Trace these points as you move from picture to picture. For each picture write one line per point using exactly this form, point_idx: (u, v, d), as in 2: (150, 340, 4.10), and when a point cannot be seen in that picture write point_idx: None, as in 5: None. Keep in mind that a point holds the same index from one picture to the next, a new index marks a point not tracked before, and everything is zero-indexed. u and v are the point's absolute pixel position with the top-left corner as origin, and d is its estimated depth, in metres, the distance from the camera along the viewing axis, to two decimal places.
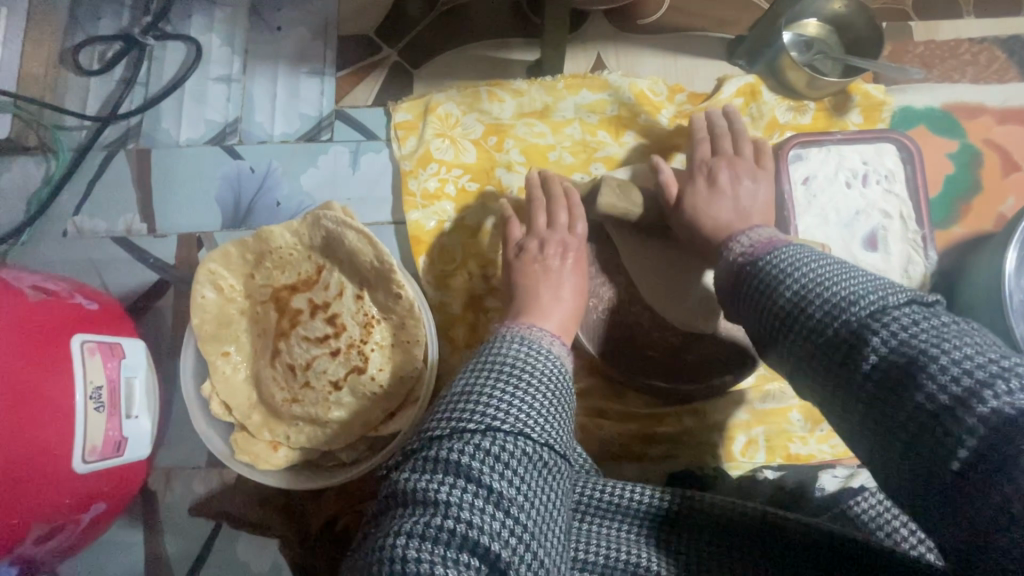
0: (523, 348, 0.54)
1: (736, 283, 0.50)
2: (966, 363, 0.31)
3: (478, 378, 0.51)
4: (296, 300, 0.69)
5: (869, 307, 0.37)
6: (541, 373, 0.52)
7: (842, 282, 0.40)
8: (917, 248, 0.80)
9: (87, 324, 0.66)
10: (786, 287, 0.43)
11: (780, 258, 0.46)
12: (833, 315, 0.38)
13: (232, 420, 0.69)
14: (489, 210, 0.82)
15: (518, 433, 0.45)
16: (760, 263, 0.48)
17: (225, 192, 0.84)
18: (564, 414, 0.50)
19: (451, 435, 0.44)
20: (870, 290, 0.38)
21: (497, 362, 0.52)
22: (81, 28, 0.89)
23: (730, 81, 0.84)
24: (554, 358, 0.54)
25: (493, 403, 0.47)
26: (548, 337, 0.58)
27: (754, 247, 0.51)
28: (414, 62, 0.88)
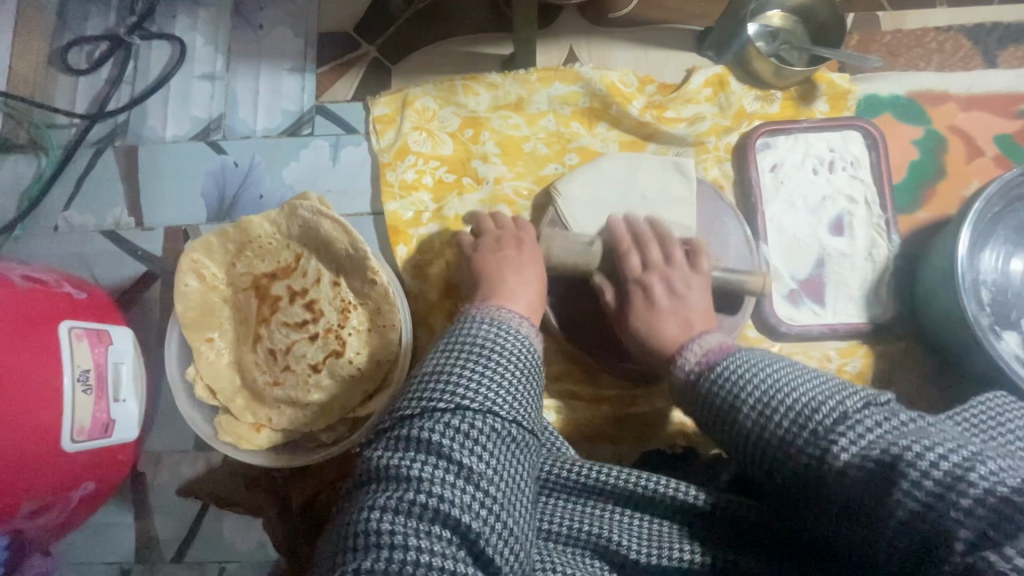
0: (492, 328, 0.56)
1: (692, 396, 0.56)
2: (933, 454, 0.37)
3: (444, 357, 0.53)
4: (276, 288, 0.71)
5: (832, 415, 0.43)
6: (507, 353, 0.53)
7: (799, 391, 0.47)
8: (881, 232, 0.83)
9: (75, 312, 0.69)
10: (743, 410, 0.50)
11: (734, 368, 0.53)
12: (797, 429, 0.44)
13: (217, 403, 0.72)
14: (465, 200, 0.85)
15: (486, 411, 0.47)
16: (715, 373, 0.55)
17: (210, 186, 0.86)
18: (527, 389, 0.52)
19: (421, 414, 0.47)
20: (826, 397, 0.45)
21: (465, 343, 0.54)
22: (70, 29, 0.92)
23: (698, 72, 0.86)
24: (522, 338, 0.56)
25: (459, 383, 0.49)
26: (518, 318, 0.59)
27: (705, 357, 0.58)
28: (393, 58, 0.90)
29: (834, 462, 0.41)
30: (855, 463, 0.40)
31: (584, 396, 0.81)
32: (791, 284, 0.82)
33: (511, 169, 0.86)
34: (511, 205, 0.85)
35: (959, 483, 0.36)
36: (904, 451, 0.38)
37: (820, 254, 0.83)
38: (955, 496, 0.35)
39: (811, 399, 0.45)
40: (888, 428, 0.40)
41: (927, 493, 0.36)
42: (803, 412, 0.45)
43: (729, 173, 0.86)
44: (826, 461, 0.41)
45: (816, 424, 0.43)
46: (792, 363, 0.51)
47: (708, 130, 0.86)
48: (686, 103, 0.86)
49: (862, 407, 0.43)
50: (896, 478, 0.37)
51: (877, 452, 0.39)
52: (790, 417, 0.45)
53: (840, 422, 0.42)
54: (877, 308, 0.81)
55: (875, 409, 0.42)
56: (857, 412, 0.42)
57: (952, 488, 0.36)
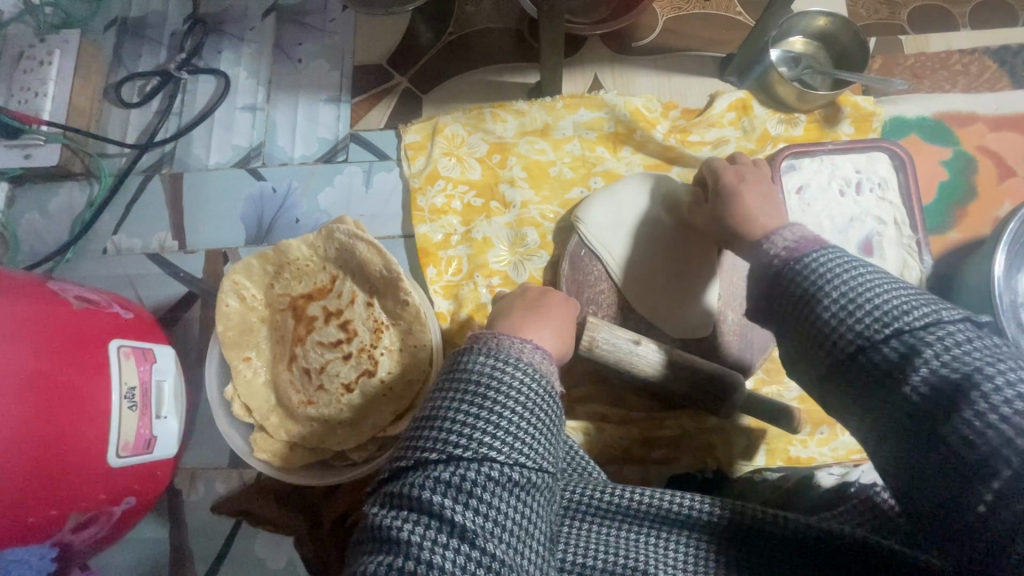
0: (490, 359, 0.49)
1: (775, 285, 0.49)
2: (1008, 390, 0.35)
3: (442, 395, 0.48)
4: (312, 308, 0.74)
5: (922, 320, 0.40)
6: (508, 389, 0.47)
7: (892, 293, 0.42)
8: (912, 253, 0.82)
9: (122, 330, 0.72)
10: (825, 299, 0.44)
11: (823, 259, 0.47)
12: (879, 326, 0.41)
13: (253, 421, 0.74)
14: (493, 222, 0.87)
15: (481, 460, 0.44)
16: (805, 261, 0.48)
17: (249, 210, 0.90)
18: (534, 424, 0.47)
19: (414, 468, 0.45)
20: (920, 305, 0.41)
21: (464, 380, 0.48)
22: (123, 65, 0.99)
23: (722, 97, 0.88)
24: (525, 367, 0.49)
25: (453, 428, 0.45)
26: (519, 343, 0.51)
27: (796, 244, 0.50)
28: (424, 87, 0.94)
29: (912, 376, 0.38)
30: (929, 382, 0.38)
31: (612, 417, 0.81)
32: None
33: (537, 193, 0.88)
34: (537, 228, 0.87)
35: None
36: (983, 382, 0.36)
37: None
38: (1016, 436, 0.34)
39: (904, 303, 0.41)
40: (982, 346, 0.38)
41: (985, 425, 0.35)
42: (893, 312, 0.41)
43: None
44: (904, 372, 0.39)
45: (904, 325, 0.40)
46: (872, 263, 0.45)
47: (733, 153, 0.87)
48: (710, 127, 0.88)
49: (958, 321, 0.39)
50: (962, 406, 0.36)
51: (957, 376, 0.37)
52: (880, 316, 0.41)
53: (930, 326, 0.39)
54: None
55: (971, 328, 0.39)
56: (951, 324, 0.39)
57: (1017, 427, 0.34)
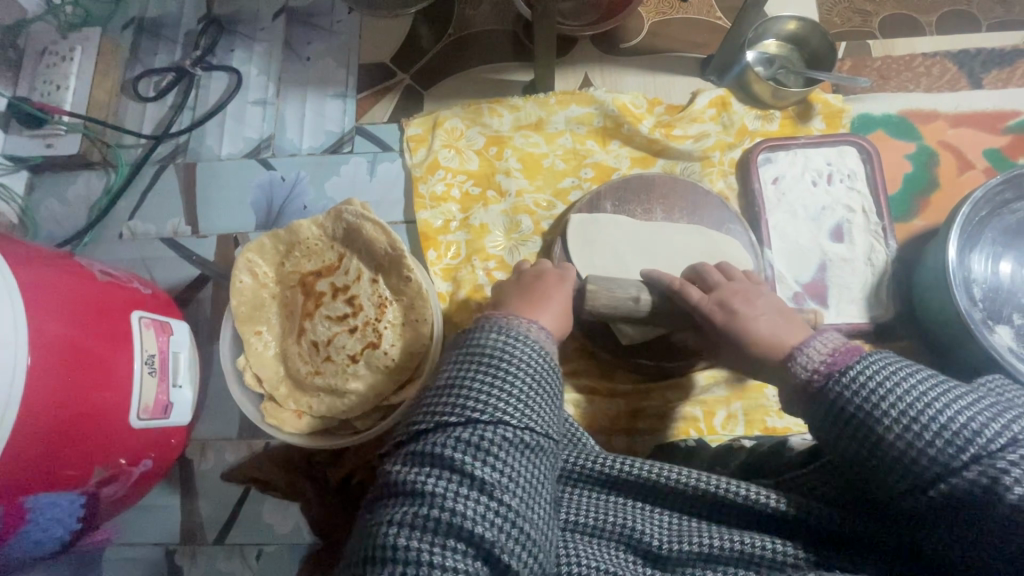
0: (504, 334, 0.56)
1: (816, 401, 0.48)
2: None
3: (461, 366, 0.54)
4: (320, 284, 0.79)
5: (998, 442, 0.39)
6: (520, 360, 0.54)
7: (957, 407, 0.42)
8: (879, 238, 0.88)
9: (142, 304, 0.77)
10: (882, 424, 0.44)
11: (867, 371, 0.46)
12: (955, 451, 0.40)
13: (263, 391, 0.78)
14: (490, 210, 0.93)
15: (496, 422, 0.49)
16: (846, 378, 0.47)
17: (260, 198, 0.96)
18: (542, 394, 0.53)
19: (436, 428, 0.50)
20: (996, 417, 0.40)
21: (478, 351, 0.54)
22: (140, 62, 1.04)
23: (702, 95, 0.95)
24: (534, 344, 0.55)
25: (472, 395, 0.51)
26: (531, 324, 0.58)
27: (830, 359, 0.49)
28: (425, 84, 1.00)
29: (1009, 496, 0.38)
30: None
31: (602, 390, 0.86)
32: (794, 287, 0.87)
33: (531, 182, 0.94)
34: (531, 214, 0.92)
35: None
36: None
37: (821, 259, 0.89)
38: None
39: (977, 421, 0.41)
40: None
41: None
42: (965, 434, 0.40)
43: (734, 186, 0.93)
44: (999, 494, 0.38)
45: (983, 445, 0.39)
46: (923, 368, 0.45)
47: (713, 145, 0.93)
48: (692, 122, 0.94)
49: None
50: None
51: None
52: (955, 440, 0.40)
53: (1012, 443, 0.39)
54: (877, 309, 0.86)
55: None
56: None
57: None
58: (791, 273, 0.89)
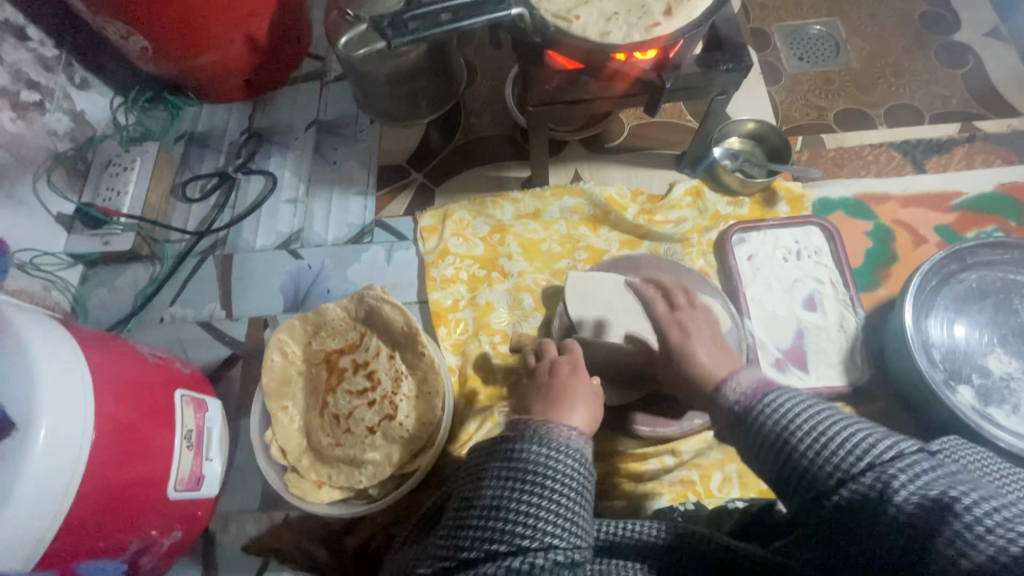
0: (546, 450, 0.58)
1: (740, 422, 0.59)
2: (987, 506, 0.40)
3: (505, 487, 0.56)
4: (343, 361, 0.88)
5: (872, 458, 0.47)
6: (562, 479, 0.56)
7: (855, 431, 0.49)
8: (848, 307, 0.97)
9: (183, 384, 0.86)
10: (807, 459, 0.51)
11: (780, 401, 0.56)
12: (854, 461, 0.48)
13: (287, 462, 0.85)
14: (494, 289, 1.03)
15: (548, 551, 0.52)
16: (762, 405, 0.58)
17: (288, 284, 1.07)
18: (584, 509, 0.56)
19: (488, 561, 0.53)
20: (877, 440, 0.48)
21: (522, 471, 0.56)
22: (190, 169, 1.21)
23: (679, 185, 1.08)
24: (574, 457, 0.58)
25: (520, 523, 0.53)
26: (568, 430, 0.61)
27: (751, 391, 0.61)
28: (435, 182, 1.15)
29: (893, 496, 0.44)
30: (913, 500, 0.43)
31: (603, 455, 0.91)
32: (776, 354, 0.95)
33: (531, 264, 1.05)
34: (532, 293, 1.03)
35: (1008, 531, 0.38)
36: (958, 499, 0.41)
37: (798, 327, 0.97)
38: (1005, 543, 0.38)
39: (869, 440, 0.48)
40: (942, 472, 0.44)
41: (982, 541, 0.39)
42: (862, 450, 0.48)
43: (713, 263, 1.04)
44: (885, 496, 0.44)
45: (872, 459, 0.47)
46: (812, 399, 0.55)
47: (691, 229, 1.05)
48: (672, 209, 1.07)
49: (916, 450, 0.46)
50: (948, 520, 0.40)
51: (933, 494, 0.42)
52: (849, 455, 0.48)
53: (895, 459, 0.46)
54: (854, 373, 0.93)
55: (927, 455, 0.45)
56: (910, 453, 0.46)
57: (1003, 536, 0.38)
58: (770, 342, 0.97)
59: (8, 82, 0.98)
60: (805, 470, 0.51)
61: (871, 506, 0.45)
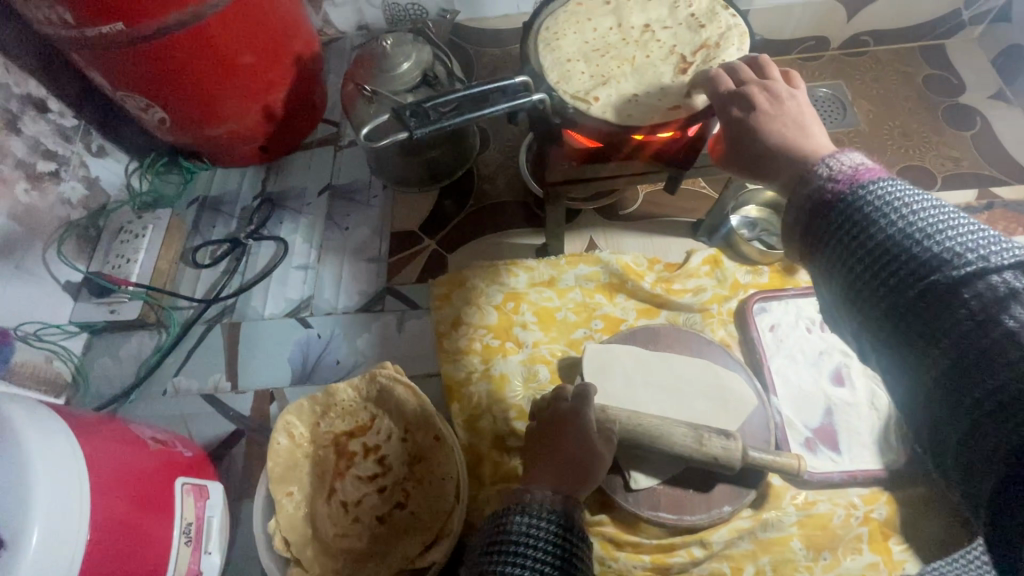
0: (527, 520, 0.66)
1: (818, 211, 0.54)
2: None
3: (493, 557, 0.65)
4: (352, 444, 0.84)
5: (943, 243, 0.46)
6: (540, 547, 0.64)
7: (950, 233, 0.46)
8: (878, 383, 0.93)
9: (184, 469, 0.82)
10: (883, 220, 0.49)
11: (888, 188, 0.51)
12: (948, 266, 0.45)
13: (289, 555, 0.77)
14: (509, 360, 1.00)
15: None
16: (871, 188, 0.51)
17: (296, 354, 1.04)
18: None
19: None
20: (978, 245, 0.45)
21: (507, 542, 0.65)
22: (200, 234, 1.20)
23: (696, 254, 1.07)
24: (553, 525, 0.66)
25: None
26: (552, 497, 0.68)
27: (846, 170, 0.53)
28: (449, 248, 1.14)
29: (978, 283, 0.43)
30: None
31: (626, 545, 0.85)
32: (805, 433, 0.91)
33: (546, 334, 1.02)
34: (548, 365, 0.99)
35: None
36: None
37: (826, 404, 0.93)
38: None
39: (965, 241, 0.45)
40: None
41: None
42: (956, 251, 0.45)
43: (734, 333, 1.01)
44: (975, 281, 0.44)
45: (971, 267, 0.44)
46: (936, 198, 0.49)
47: (710, 298, 1.03)
48: (689, 278, 1.05)
49: None
50: None
51: None
52: (921, 221, 0.48)
53: (1004, 271, 0.43)
54: (889, 455, 0.88)
55: None
56: None
57: None
58: (798, 419, 0.92)
59: (26, 154, 0.98)
60: (851, 279, 0.51)
61: (923, 280, 0.46)
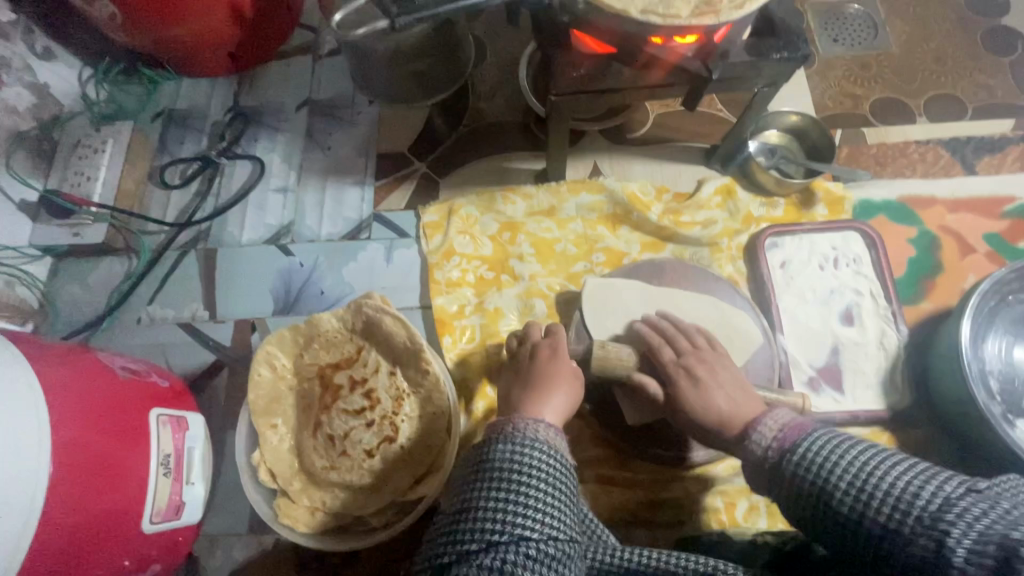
0: (509, 448, 0.58)
1: (776, 469, 0.57)
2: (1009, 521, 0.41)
3: (473, 489, 0.56)
4: (338, 377, 0.79)
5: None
6: (530, 469, 0.56)
7: (896, 474, 0.48)
8: (889, 323, 0.89)
9: (160, 400, 0.77)
10: (836, 488, 0.50)
11: (814, 448, 0.54)
12: (901, 514, 0.46)
13: (276, 486, 0.77)
14: (504, 294, 0.94)
15: (517, 540, 0.51)
16: (795, 454, 0.55)
17: (278, 283, 0.97)
18: (562, 495, 0.56)
19: (460, 560, 0.52)
20: (923, 483, 0.46)
21: (489, 470, 0.56)
22: (168, 152, 1.09)
23: (708, 182, 0.99)
24: (540, 449, 0.58)
25: (487, 517, 0.53)
26: (535, 425, 0.61)
27: (782, 435, 0.58)
28: (440, 173, 1.05)
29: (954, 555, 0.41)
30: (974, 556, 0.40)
31: (619, 479, 0.85)
32: (809, 372, 0.88)
33: (544, 267, 0.96)
34: (546, 299, 0.94)
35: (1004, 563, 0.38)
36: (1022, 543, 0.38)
37: (833, 343, 0.90)
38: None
39: (910, 483, 0.47)
40: (998, 514, 0.41)
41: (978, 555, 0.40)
42: (904, 497, 0.46)
43: (743, 270, 0.95)
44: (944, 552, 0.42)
45: (921, 510, 0.45)
46: (886, 455, 0.50)
47: (720, 232, 0.96)
48: (699, 209, 0.98)
49: (963, 492, 0.44)
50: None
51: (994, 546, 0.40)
52: (894, 503, 0.47)
53: (947, 508, 0.44)
54: (894, 396, 0.86)
55: (976, 496, 0.44)
56: (960, 498, 0.44)
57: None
58: (803, 358, 0.89)
59: None
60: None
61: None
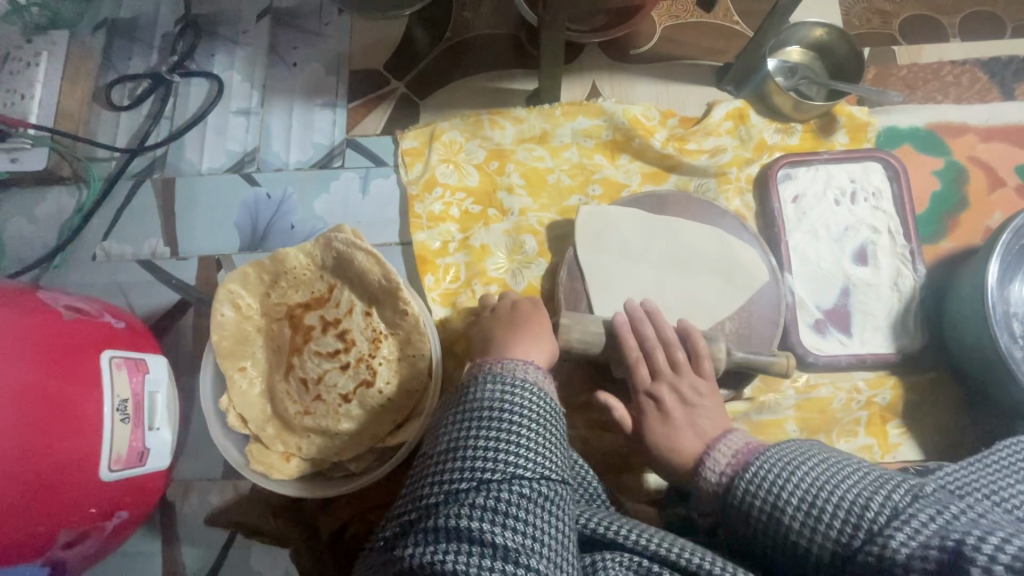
0: (498, 388, 0.53)
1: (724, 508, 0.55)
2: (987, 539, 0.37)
3: (459, 429, 0.50)
4: (309, 317, 0.73)
5: (878, 517, 0.43)
6: (521, 408, 0.51)
7: (845, 488, 0.46)
8: (906, 262, 0.83)
9: (115, 341, 0.71)
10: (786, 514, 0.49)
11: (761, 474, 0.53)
12: (852, 529, 0.44)
13: (248, 431, 0.73)
14: (491, 230, 0.86)
15: (510, 479, 0.46)
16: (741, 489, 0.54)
17: (244, 217, 0.89)
18: (557, 437, 0.52)
19: (446, 500, 0.46)
20: (869, 494, 0.45)
21: (476, 409, 0.51)
22: (114, 68, 0.97)
23: (719, 106, 0.89)
24: (531, 390, 0.53)
25: (477, 455, 0.48)
26: (523, 364, 0.56)
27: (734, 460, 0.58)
28: (420, 94, 0.94)
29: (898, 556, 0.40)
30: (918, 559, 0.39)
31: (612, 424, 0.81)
32: (817, 314, 0.82)
33: (535, 201, 0.88)
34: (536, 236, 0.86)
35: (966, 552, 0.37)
36: (965, 541, 0.37)
37: (844, 283, 0.83)
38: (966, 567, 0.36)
39: (857, 496, 0.45)
40: (942, 522, 0.40)
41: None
42: (852, 510, 0.44)
43: (751, 205, 0.87)
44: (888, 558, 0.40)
45: (868, 523, 0.43)
46: (823, 469, 0.50)
47: (729, 161, 0.88)
48: (708, 136, 0.88)
49: (912, 501, 0.42)
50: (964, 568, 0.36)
51: (939, 550, 0.38)
52: (840, 516, 0.45)
53: (891, 518, 0.42)
54: (905, 339, 0.81)
55: (924, 502, 0.42)
56: (907, 507, 0.42)
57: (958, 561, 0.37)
58: (811, 300, 0.83)
59: None
60: None
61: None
